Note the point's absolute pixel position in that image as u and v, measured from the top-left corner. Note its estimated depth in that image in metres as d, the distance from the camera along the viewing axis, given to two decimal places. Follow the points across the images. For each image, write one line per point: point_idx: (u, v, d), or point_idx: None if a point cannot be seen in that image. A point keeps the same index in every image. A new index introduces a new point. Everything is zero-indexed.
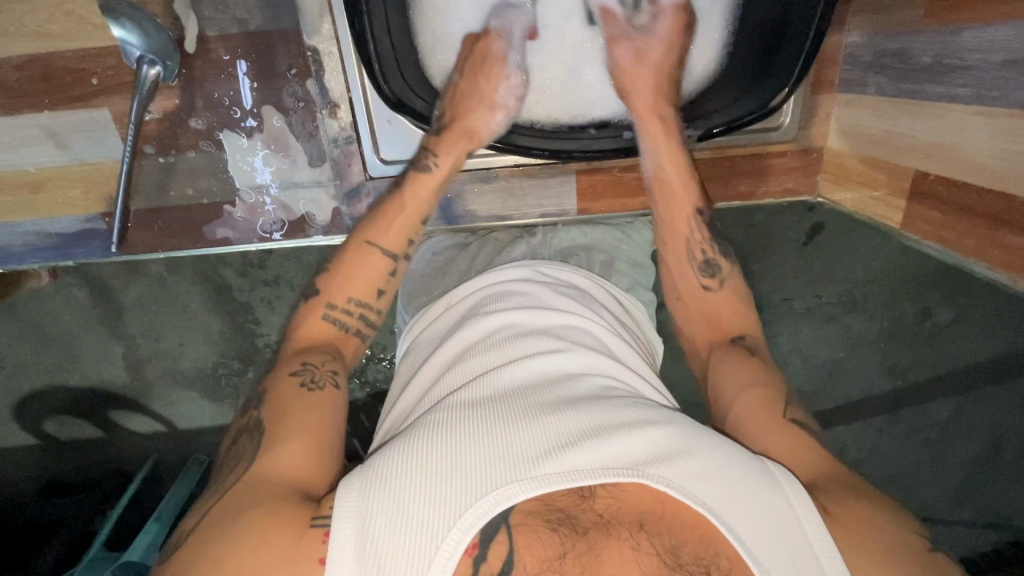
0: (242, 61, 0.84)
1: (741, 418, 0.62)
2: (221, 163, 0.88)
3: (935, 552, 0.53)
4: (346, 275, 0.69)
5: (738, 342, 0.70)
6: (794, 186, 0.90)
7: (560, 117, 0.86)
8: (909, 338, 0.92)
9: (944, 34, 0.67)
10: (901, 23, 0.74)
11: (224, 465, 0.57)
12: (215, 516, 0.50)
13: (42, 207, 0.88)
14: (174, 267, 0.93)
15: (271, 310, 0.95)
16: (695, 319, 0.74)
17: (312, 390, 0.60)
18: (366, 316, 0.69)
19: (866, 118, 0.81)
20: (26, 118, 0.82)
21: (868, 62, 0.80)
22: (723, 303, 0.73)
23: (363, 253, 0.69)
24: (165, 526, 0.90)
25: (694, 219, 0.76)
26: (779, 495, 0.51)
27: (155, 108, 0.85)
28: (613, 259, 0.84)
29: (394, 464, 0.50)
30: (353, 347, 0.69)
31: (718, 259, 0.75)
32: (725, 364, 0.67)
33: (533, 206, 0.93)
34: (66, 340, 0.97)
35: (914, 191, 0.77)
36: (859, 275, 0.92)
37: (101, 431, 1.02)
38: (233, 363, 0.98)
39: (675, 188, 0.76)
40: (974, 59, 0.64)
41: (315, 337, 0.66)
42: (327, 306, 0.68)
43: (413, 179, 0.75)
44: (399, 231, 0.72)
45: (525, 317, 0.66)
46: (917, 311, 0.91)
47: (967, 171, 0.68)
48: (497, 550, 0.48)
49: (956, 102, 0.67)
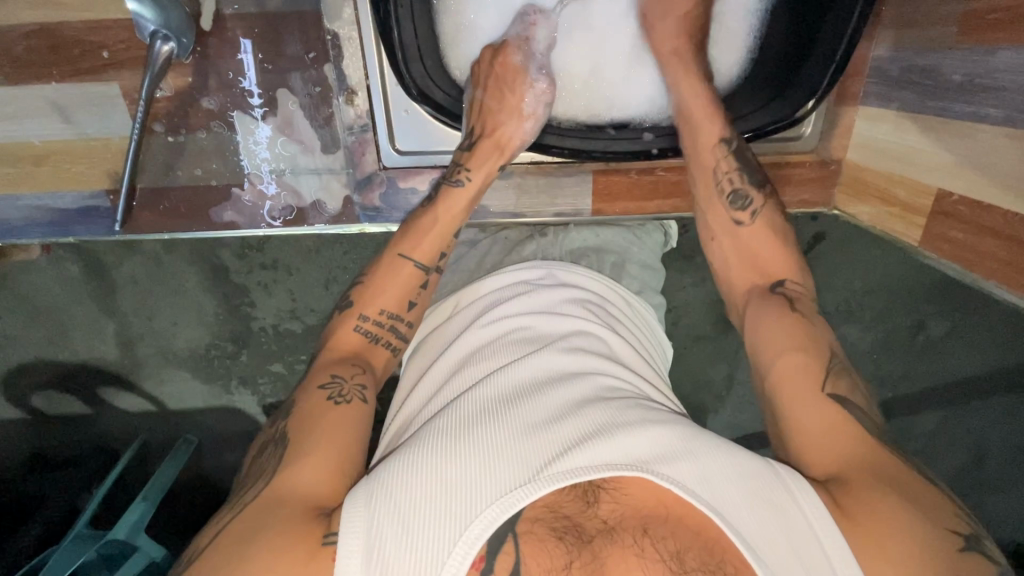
0: (248, 40, 0.81)
1: (779, 388, 0.60)
2: (231, 145, 0.85)
3: (968, 552, 0.49)
4: (378, 286, 0.68)
5: (778, 290, 0.67)
6: (811, 198, 0.91)
7: (578, 115, 0.84)
8: (903, 349, 0.95)
9: (977, 53, 0.67)
10: (931, 40, 0.73)
11: (247, 480, 0.55)
12: (234, 530, 0.48)
13: (43, 180, 0.85)
14: (171, 247, 0.92)
15: (268, 293, 0.94)
16: (733, 258, 0.71)
17: (338, 404, 0.57)
18: (397, 329, 0.67)
19: (887, 132, 0.81)
20: (32, 89, 0.79)
21: (894, 76, 0.79)
22: (757, 237, 0.71)
23: (396, 267, 0.69)
24: (151, 507, 0.92)
25: (718, 149, 0.74)
26: (784, 497, 0.51)
27: (167, 85, 0.82)
28: (624, 261, 0.84)
29: (398, 475, 0.49)
30: (384, 359, 0.66)
31: (748, 191, 0.72)
32: (767, 315, 0.64)
33: (547, 204, 0.91)
34: (65, 316, 0.96)
35: (936, 209, 0.76)
36: (858, 287, 0.95)
37: (87, 407, 1.01)
38: (226, 346, 0.98)
39: (698, 123, 0.75)
40: (1005, 81, 0.64)
41: (348, 348, 0.64)
42: (359, 318, 0.66)
43: (445, 193, 0.73)
44: (434, 235, 0.71)
45: (526, 322, 0.66)
46: (910, 324, 0.92)
47: (992, 194, 0.67)
48: (504, 563, 0.46)
49: (985, 123, 0.66)
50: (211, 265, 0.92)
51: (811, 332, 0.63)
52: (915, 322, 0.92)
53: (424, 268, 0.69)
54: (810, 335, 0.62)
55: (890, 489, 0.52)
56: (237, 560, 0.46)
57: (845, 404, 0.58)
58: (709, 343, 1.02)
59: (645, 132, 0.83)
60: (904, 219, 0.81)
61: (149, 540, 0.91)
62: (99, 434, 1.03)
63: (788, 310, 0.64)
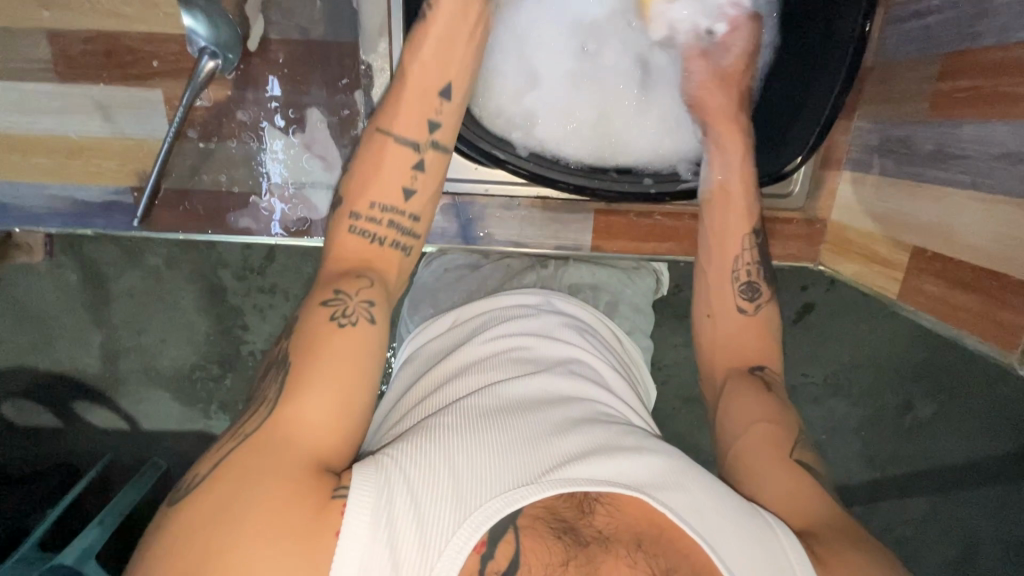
0: (275, 78, 0.88)
1: (750, 455, 0.64)
2: (257, 157, 0.91)
3: None
4: (368, 175, 0.68)
5: (756, 372, 0.73)
6: (799, 253, 0.94)
7: (586, 157, 0.88)
8: (890, 429, 1.03)
9: (946, 126, 0.74)
10: (906, 114, 0.81)
11: (251, 405, 0.53)
12: (236, 461, 0.46)
13: (73, 173, 0.88)
14: (173, 261, 0.98)
15: (262, 318, 1.01)
16: (719, 341, 0.77)
17: (343, 325, 0.55)
18: (397, 221, 0.67)
19: (868, 196, 0.87)
20: (81, 88, 0.85)
21: (873, 145, 0.86)
22: (750, 328, 0.77)
23: (378, 144, 0.68)
24: (105, 532, 0.92)
25: (746, 239, 0.79)
26: (766, 526, 0.52)
27: (207, 96, 0.87)
28: (616, 301, 0.89)
29: (408, 454, 0.49)
30: (394, 261, 0.66)
31: (760, 285, 0.79)
32: (740, 398, 0.69)
33: (549, 240, 0.95)
34: (52, 324, 1.01)
35: (913, 265, 0.81)
36: (846, 360, 1.01)
37: (59, 421, 1.05)
38: (211, 367, 1.04)
39: (732, 209, 0.79)
40: (972, 150, 0.70)
41: (354, 252, 0.64)
42: (352, 218, 0.66)
43: (408, 54, 0.69)
44: (411, 112, 0.69)
45: (529, 342, 0.68)
46: (900, 404, 1.02)
47: (963, 252, 0.72)
48: (505, 550, 0.47)
49: (955, 187, 0.73)
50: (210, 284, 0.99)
51: (782, 411, 0.68)
52: (903, 402, 1.02)
53: (413, 147, 0.69)
54: (782, 414, 0.68)
55: (858, 544, 0.55)
56: (236, 495, 0.44)
57: (810, 471, 0.63)
58: (695, 403, 1.08)
59: (645, 177, 0.86)
60: (885, 273, 0.85)
61: (98, 569, 0.89)
62: (65, 451, 1.06)
63: (763, 391, 0.69)
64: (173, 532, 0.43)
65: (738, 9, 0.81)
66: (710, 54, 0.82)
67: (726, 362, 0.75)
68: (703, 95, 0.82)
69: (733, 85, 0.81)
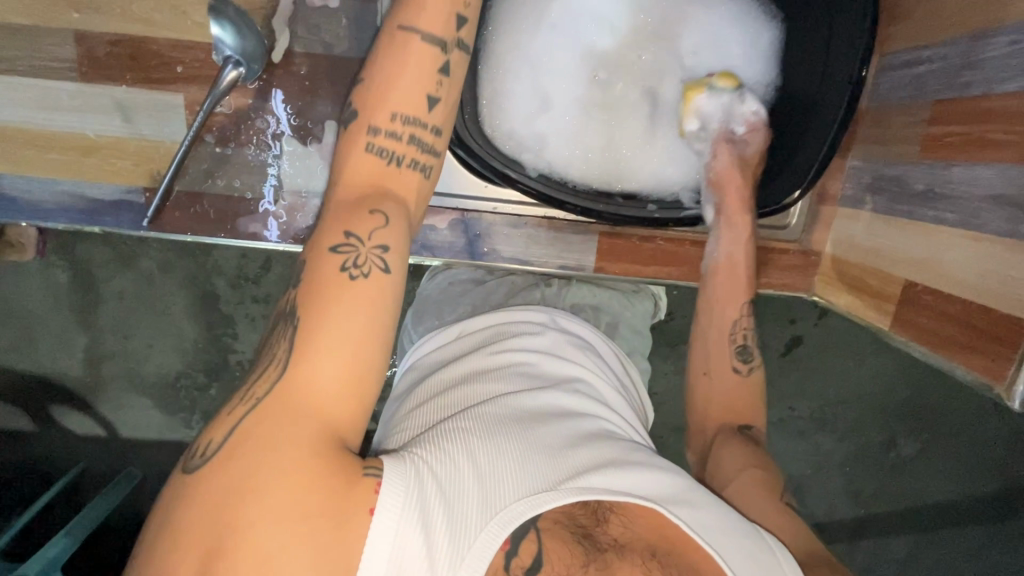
0: (275, 91, 0.90)
1: (741, 491, 0.66)
2: (260, 163, 0.92)
3: None
4: (387, 86, 0.62)
5: (745, 431, 0.75)
6: (792, 282, 0.98)
7: (593, 180, 0.91)
8: (874, 465, 1.06)
9: (937, 167, 0.78)
10: (899, 155, 0.85)
11: (258, 367, 0.50)
12: (250, 432, 0.45)
13: (86, 171, 0.89)
14: (166, 267, 0.98)
15: (251, 328, 1.02)
16: (712, 399, 0.79)
17: (356, 275, 0.51)
18: (417, 135, 0.62)
19: (859, 233, 0.91)
20: (103, 89, 0.86)
21: (867, 183, 0.90)
22: (743, 390, 0.79)
23: (400, 44, 0.62)
24: (72, 543, 0.88)
25: (745, 306, 0.83)
26: (768, 549, 0.54)
27: (228, 103, 0.89)
28: (616, 322, 0.90)
29: (433, 454, 0.49)
30: (413, 183, 0.61)
31: (753, 349, 0.81)
32: (728, 450, 0.71)
33: (553, 258, 0.97)
34: (39, 324, 1.00)
35: (904, 298, 0.83)
36: (832, 396, 1.05)
37: (33, 425, 1.04)
38: (197, 375, 1.03)
39: (735, 280, 0.84)
40: (961, 190, 0.74)
41: (369, 178, 0.59)
42: (370, 132, 0.60)
43: None
44: (436, 12, 0.63)
45: (538, 356, 0.70)
46: (883, 440, 1.05)
47: (951, 286, 0.75)
48: (528, 548, 0.48)
49: (944, 226, 0.76)
50: (202, 290, 0.99)
51: (759, 455, 0.71)
52: (887, 439, 1.05)
53: (441, 46, 0.63)
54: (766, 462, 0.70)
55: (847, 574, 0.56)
56: (257, 465, 0.43)
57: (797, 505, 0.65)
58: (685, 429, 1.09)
59: (648, 204, 0.90)
60: (878, 307, 0.88)
61: None
62: (36, 456, 1.05)
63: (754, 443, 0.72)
64: (189, 503, 0.42)
65: (757, 116, 0.86)
66: (732, 144, 0.86)
67: (720, 418, 0.77)
68: (721, 177, 0.86)
69: (745, 176, 0.86)
